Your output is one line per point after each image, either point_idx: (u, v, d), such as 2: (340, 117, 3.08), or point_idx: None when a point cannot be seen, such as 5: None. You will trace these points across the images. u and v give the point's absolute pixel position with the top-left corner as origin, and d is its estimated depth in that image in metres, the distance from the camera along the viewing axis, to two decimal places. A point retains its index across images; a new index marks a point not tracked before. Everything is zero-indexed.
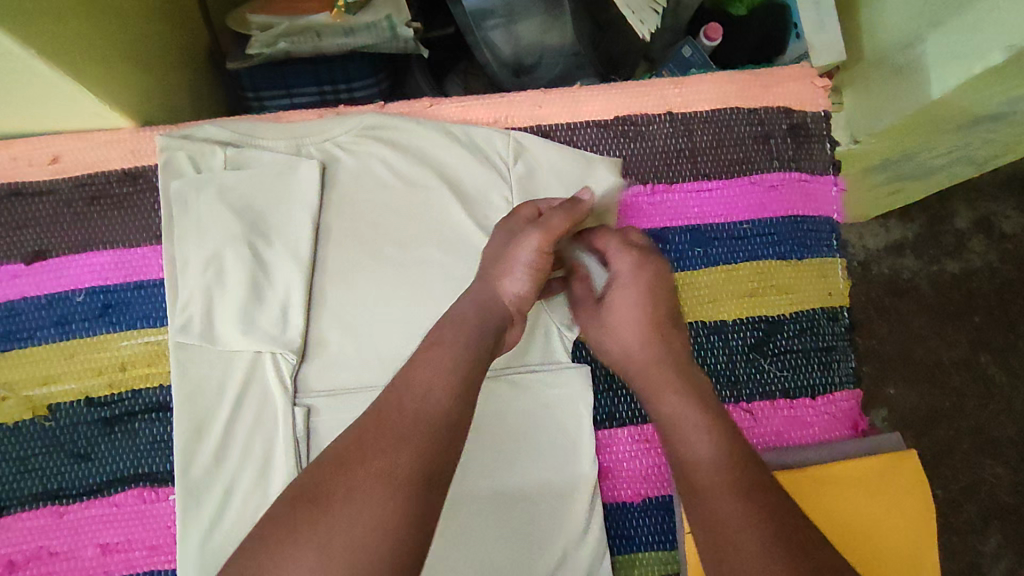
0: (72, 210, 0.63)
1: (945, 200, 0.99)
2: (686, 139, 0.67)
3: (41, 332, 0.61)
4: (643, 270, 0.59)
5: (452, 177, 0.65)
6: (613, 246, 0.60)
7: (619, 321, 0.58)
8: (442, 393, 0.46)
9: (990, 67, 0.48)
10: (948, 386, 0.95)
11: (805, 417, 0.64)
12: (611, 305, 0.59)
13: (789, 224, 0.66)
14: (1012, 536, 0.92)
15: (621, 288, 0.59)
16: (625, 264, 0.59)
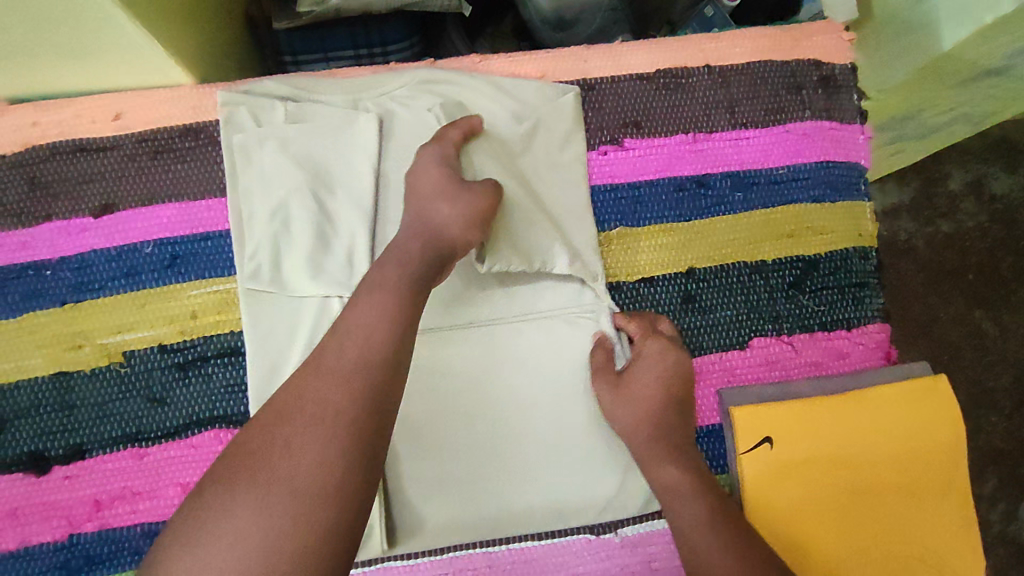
0: (135, 164, 0.64)
1: (938, 162, 1.03)
2: (724, 91, 0.70)
3: (112, 283, 0.63)
4: (669, 355, 0.62)
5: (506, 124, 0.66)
6: (643, 333, 0.63)
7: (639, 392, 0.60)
8: (362, 343, 0.48)
9: (999, 18, 0.51)
10: (945, 340, 1.00)
11: (841, 348, 0.68)
12: (632, 379, 0.61)
13: (822, 169, 0.70)
14: (1006, 480, 0.99)
15: (640, 368, 0.61)
16: (651, 347, 0.62)
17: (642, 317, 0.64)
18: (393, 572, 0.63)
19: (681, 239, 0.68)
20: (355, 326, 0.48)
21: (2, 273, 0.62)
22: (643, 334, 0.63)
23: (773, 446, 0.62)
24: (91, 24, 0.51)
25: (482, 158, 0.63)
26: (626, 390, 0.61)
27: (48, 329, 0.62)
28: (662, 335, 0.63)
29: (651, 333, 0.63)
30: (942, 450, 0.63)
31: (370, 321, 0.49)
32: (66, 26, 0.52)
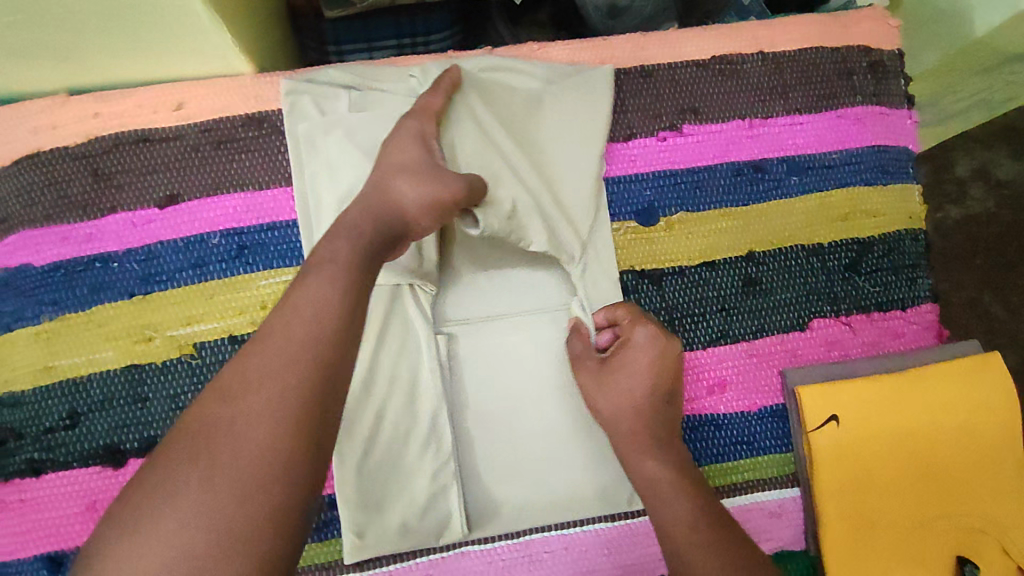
0: (199, 154, 0.64)
1: (946, 150, 1.05)
2: (777, 77, 0.71)
3: (180, 274, 0.62)
4: (659, 344, 0.60)
5: (504, 101, 0.66)
6: (631, 318, 0.62)
7: (626, 378, 0.60)
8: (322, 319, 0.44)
9: None
10: (957, 325, 1.02)
11: (897, 327, 0.70)
12: (617, 364, 0.61)
13: (874, 152, 0.72)
14: None
15: (629, 354, 0.61)
16: (638, 335, 0.61)
17: (629, 304, 0.63)
18: (471, 557, 0.62)
19: (740, 224, 0.69)
20: (304, 305, 0.45)
21: (70, 266, 0.62)
22: (631, 320, 0.62)
23: (839, 424, 0.63)
24: (162, 7, 0.50)
25: (458, 135, 0.62)
26: (612, 372, 0.61)
27: (118, 321, 0.61)
28: (653, 323, 0.61)
29: (638, 319, 0.61)
30: (1005, 433, 0.65)
31: (321, 297, 0.45)
32: (136, 13, 0.51)
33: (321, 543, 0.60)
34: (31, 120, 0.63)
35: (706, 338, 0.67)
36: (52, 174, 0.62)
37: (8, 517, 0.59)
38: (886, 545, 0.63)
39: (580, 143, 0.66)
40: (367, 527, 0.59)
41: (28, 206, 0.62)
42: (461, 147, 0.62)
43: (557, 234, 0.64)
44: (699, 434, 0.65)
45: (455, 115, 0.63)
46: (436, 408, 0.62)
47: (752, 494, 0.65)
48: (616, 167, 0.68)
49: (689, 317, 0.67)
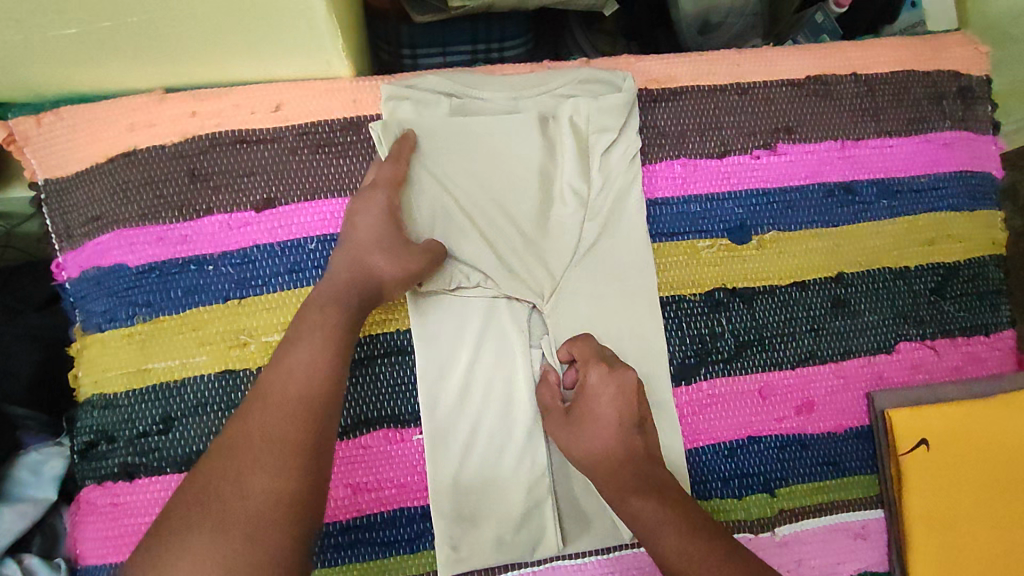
0: (296, 157, 0.63)
1: None
2: (869, 100, 0.71)
3: (276, 279, 0.61)
4: (613, 382, 0.59)
5: (488, 127, 0.64)
6: (583, 360, 0.60)
7: (595, 428, 0.58)
8: (317, 380, 0.50)
9: None
10: None
11: (980, 351, 0.70)
12: (579, 416, 0.59)
13: (960, 178, 0.72)
14: None
15: (587, 399, 0.59)
16: (593, 377, 0.59)
17: (587, 340, 0.61)
18: (561, 571, 0.62)
19: (830, 244, 0.69)
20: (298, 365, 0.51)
21: (164, 268, 0.60)
22: (584, 361, 0.60)
23: (929, 448, 0.64)
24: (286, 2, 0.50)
25: (414, 174, 0.62)
26: (578, 423, 0.59)
27: (212, 325, 0.60)
28: (604, 362, 0.60)
29: (592, 360, 0.60)
30: None
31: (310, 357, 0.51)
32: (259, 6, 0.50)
33: (413, 554, 0.60)
34: (127, 117, 0.62)
35: (795, 358, 0.67)
36: (148, 174, 0.61)
37: (98, 520, 0.58)
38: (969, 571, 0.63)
39: (564, 173, 0.65)
40: (461, 540, 0.60)
41: (125, 205, 0.61)
42: (421, 195, 0.62)
43: (519, 273, 0.63)
44: (702, 459, 0.64)
45: (415, 179, 0.62)
46: (531, 424, 0.62)
47: (837, 514, 0.65)
48: (709, 185, 0.68)
49: (778, 337, 0.67)
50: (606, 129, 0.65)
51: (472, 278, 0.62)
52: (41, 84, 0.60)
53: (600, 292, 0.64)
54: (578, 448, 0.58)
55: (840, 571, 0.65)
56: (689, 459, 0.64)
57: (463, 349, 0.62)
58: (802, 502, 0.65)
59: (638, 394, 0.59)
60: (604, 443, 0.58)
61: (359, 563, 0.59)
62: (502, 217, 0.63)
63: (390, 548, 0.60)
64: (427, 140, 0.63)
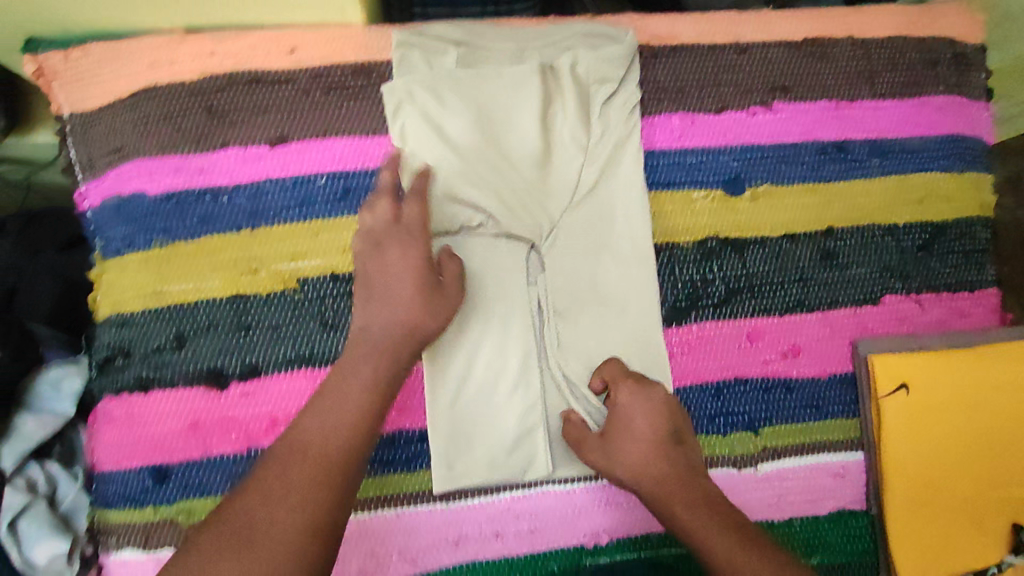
0: (309, 98, 0.66)
1: None
2: (865, 63, 0.73)
3: (287, 211, 0.64)
4: (643, 397, 0.61)
5: (493, 73, 0.66)
6: (612, 380, 0.63)
7: (633, 445, 0.59)
8: (357, 411, 0.53)
9: None
10: None
11: (964, 307, 0.72)
12: (614, 441, 0.60)
13: (952, 141, 0.74)
14: None
15: (620, 416, 0.61)
16: (623, 395, 0.62)
17: (614, 362, 0.64)
18: (552, 496, 0.65)
19: (822, 199, 0.71)
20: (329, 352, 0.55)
21: (181, 196, 0.64)
22: (613, 381, 0.63)
23: (908, 391, 0.67)
24: None
25: (411, 119, 0.65)
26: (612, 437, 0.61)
27: (225, 251, 0.63)
28: (631, 379, 0.62)
29: (621, 377, 0.63)
30: None
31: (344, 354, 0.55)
32: None
33: (410, 473, 0.63)
34: (149, 55, 0.65)
35: (784, 306, 0.69)
36: (168, 109, 0.65)
37: (114, 429, 0.62)
38: (945, 509, 0.67)
39: (566, 120, 0.67)
40: (456, 460, 0.63)
41: (145, 136, 0.64)
42: (425, 133, 0.65)
43: (519, 213, 0.65)
44: (689, 397, 0.67)
45: (417, 123, 0.65)
46: (525, 356, 0.65)
47: (817, 454, 0.68)
48: (706, 137, 0.70)
49: (767, 285, 0.69)
50: (607, 80, 0.67)
51: (472, 218, 0.65)
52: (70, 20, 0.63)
53: (596, 234, 0.67)
54: (617, 461, 0.59)
55: (818, 508, 0.67)
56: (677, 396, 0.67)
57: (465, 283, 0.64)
58: (785, 442, 0.68)
59: (670, 406, 0.61)
60: (643, 455, 0.59)
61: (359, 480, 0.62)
62: (503, 159, 0.66)
63: (389, 466, 0.63)
64: (433, 83, 0.65)
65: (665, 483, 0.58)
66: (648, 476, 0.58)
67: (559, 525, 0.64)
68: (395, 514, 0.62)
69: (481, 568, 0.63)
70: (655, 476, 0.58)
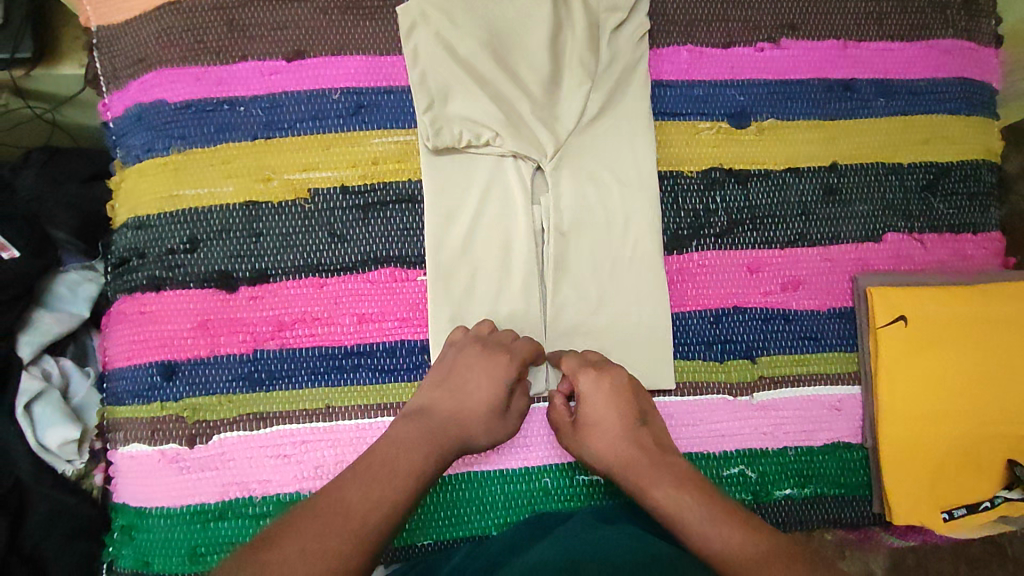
0: (326, 16, 0.67)
1: None
2: (874, 4, 0.74)
3: (301, 124, 0.66)
4: (604, 385, 0.61)
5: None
6: (575, 369, 0.62)
7: (601, 435, 0.60)
8: None
9: None
10: None
11: (967, 248, 0.72)
12: (583, 430, 0.61)
13: (960, 85, 0.74)
14: None
15: (585, 407, 0.61)
16: (584, 384, 0.61)
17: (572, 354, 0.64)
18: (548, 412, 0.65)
19: (827, 136, 0.72)
20: None
21: (199, 105, 0.66)
22: (573, 371, 0.62)
23: (907, 324, 0.67)
24: None
25: (423, 40, 0.67)
26: (583, 430, 0.61)
27: (241, 159, 0.65)
28: (592, 366, 0.62)
29: (582, 368, 0.62)
30: None
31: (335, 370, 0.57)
32: None
33: (411, 382, 0.64)
34: None
35: (785, 239, 0.70)
36: (190, 21, 0.67)
37: (127, 326, 0.63)
38: (943, 443, 0.66)
39: (576, 46, 0.68)
40: None
41: (168, 47, 0.66)
42: (437, 54, 0.67)
43: (526, 133, 0.66)
44: (687, 323, 0.68)
45: (430, 43, 0.67)
46: (526, 273, 0.66)
47: (814, 386, 0.68)
48: (713, 71, 0.72)
49: (770, 217, 0.70)
50: (618, 9, 0.69)
51: (480, 136, 0.66)
52: None
53: (601, 159, 0.68)
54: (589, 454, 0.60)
55: (814, 439, 0.68)
56: (675, 321, 0.68)
57: (470, 201, 0.66)
58: (783, 372, 0.68)
59: (631, 390, 0.62)
60: (612, 442, 0.59)
61: (360, 386, 0.63)
62: (512, 81, 0.67)
63: (390, 375, 0.64)
64: (447, 4, 0.67)
65: (637, 467, 0.57)
66: (619, 461, 0.58)
67: (549, 441, 0.64)
68: None
69: (472, 480, 0.63)
70: (625, 461, 0.58)
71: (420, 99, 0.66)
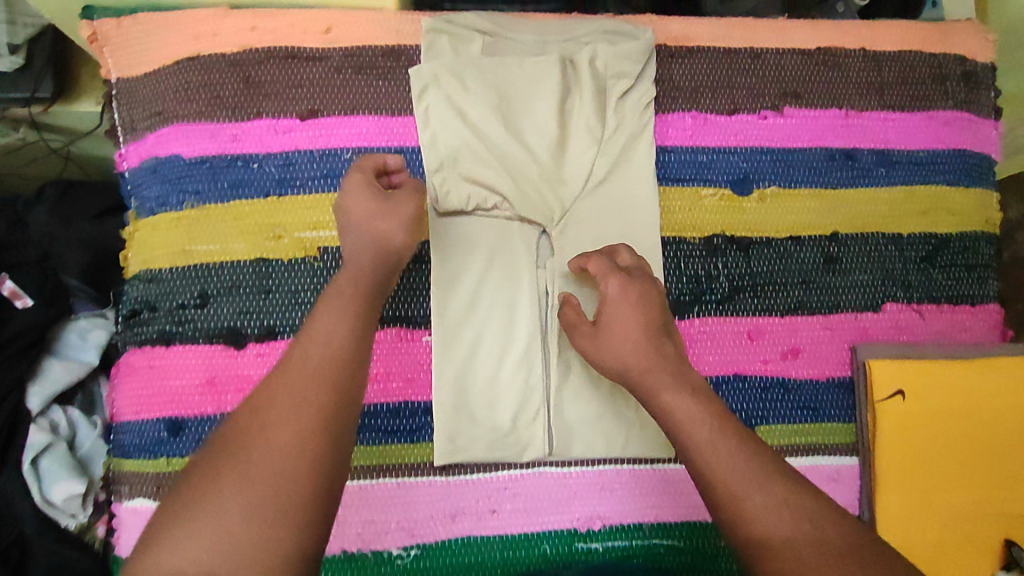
0: (340, 76, 0.69)
1: None
2: (875, 74, 0.76)
3: (312, 183, 0.67)
4: (633, 292, 0.59)
5: (516, 63, 0.69)
6: (604, 274, 0.61)
7: (621, 336, 0.57)
8: None
9: None
10: None
11: (965, 321, 0.73)
12: (602, 325, 0.59)
13: (959, 156, 0.76)
14: None
15: (608, 310, 0.59)
16: (613, 289, 0.60)
17: (599, 256, 0.63)
18: (548, 477, 0.65)
19: (827, 204, 0.73)
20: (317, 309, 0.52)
21: (213, 162, 0.67)
22: (602, 275, 0.61)
23: (904, 398, 0.68)
24: None
25: (434, 103, 0.68)
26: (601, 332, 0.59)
27: (252, 217, 0.66)
28: (621, 274, 0.61)
29: (611, 273, 0.61)
30: None
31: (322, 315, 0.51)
32: None
33: (413, 444, 0.65)
34: (193, 27, 0.68)
35: (785, 306, 0.71)
36: (207, 77, 0.68)
37: (134, 380, 0.64)
38: (939, 515, 0.67)
39: (584, 111, 0.70)
40: (458, 433, 0.64)
41: (185, 103, 0.68)
42: (449, 117, 0.68)
43: (533, 198, 0.68)
44: None
45: (441, 108, 0.68)
46: (531, 336, 0.66)
47: (812, 456, 0.69)
48: (718, 138, 0.73)
49: (771, 285, 0.71)
50: (624, 75, 0.70)
51: (488, 199, 0.67)
52: None
53: (607, 224, 0.69)
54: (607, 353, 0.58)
55: None
56: None
57: (476, 262, 0.66)
58: (781, 442, 0.69)
59: (661, 303, 0.59)
60: (629, 342, 0.57)
61: (360, 447, 0.64)
62: (521, 144, 0.68)
63: (392, 436, 0.65)
64: (456, 71, 0.68)
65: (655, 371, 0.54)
66: (639, 365, 0.55)
67: (552, 508, 0.65)
68: (396, 484, 0.64)
69: (472, 546, 0.64)
70: (642, 364, 0.55)
71: (430, 161, 0.67)
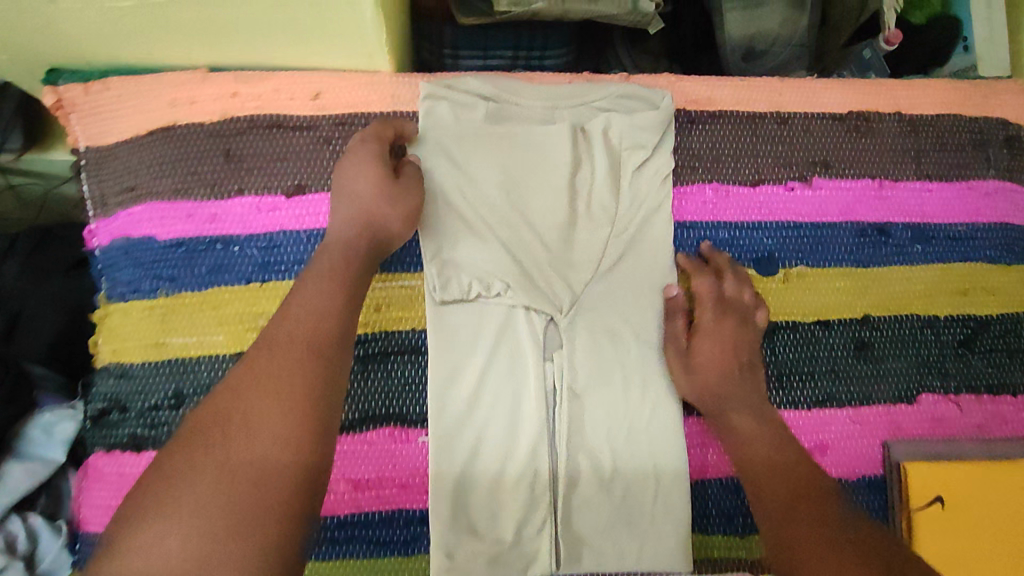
0: (331, 147, 0.63)
1: None
2: (911, 140, 0.70)
3: (298, 267, 0.61)
4: (728, 326, 0.63)
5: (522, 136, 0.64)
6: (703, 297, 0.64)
7: (712, 364, 0.62)
8: None
9: None
10: None
11: (1006, 413, 0.68)
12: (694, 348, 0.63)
13: (1000, 229, 0.70)
14: None
15: (701, 337, 0.63)
16: (709, 320, 0.64)
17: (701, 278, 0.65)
18: None
19: (858, 284, 0.67)
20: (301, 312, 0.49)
21: (190, 244, 0.61)
22: (701, 302, 0.64)
23: (943, 505, 0.63)
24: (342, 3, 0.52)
25: (432, 178, 0.62)
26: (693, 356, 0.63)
27: (232, 306, 0.60)
28: (719, 304, 0.64)
29: (709, 301, 0.64)
30: None
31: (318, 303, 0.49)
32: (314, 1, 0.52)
33: (406, 557, 0.59)
34: (170, 93, 0.63)
35: (812, 399, 0.65)
36: (185, 148, 0.62)
37: (101, 487, 0.59)
38: None
39: (597, 184, 0.64)
40: (456, 549, 0.59)
41: (160, 178, 0.62)
42: (449, 196, 0.62)
43: (539, 286, 0.62)
44: (707, 492, 0.63)
45: (440, 185, 0.62)
46: (536, 440, 0.60)
47: None
48: (740, 212, 0.67)
49: (797, 375, 0.65)
50: (640, 147, 0.65)
51: (491, 286, 0.61)
52: (91, 56, 0.61)
53: (620, 311, 0.63)
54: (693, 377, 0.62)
55: None
56: (693, 491, 0.63)
57: (477, 357, 0.61)
58: None
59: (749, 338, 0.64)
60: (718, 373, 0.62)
61: (350, 561, 0.59)
62: (527, 224, 0.63)
63: (384, 548, 0.59)
64: (457, 145, 0.63)
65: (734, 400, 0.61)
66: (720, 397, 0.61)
67: None
68: None
69: None
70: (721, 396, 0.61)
71: (426, 245, 0.61)
